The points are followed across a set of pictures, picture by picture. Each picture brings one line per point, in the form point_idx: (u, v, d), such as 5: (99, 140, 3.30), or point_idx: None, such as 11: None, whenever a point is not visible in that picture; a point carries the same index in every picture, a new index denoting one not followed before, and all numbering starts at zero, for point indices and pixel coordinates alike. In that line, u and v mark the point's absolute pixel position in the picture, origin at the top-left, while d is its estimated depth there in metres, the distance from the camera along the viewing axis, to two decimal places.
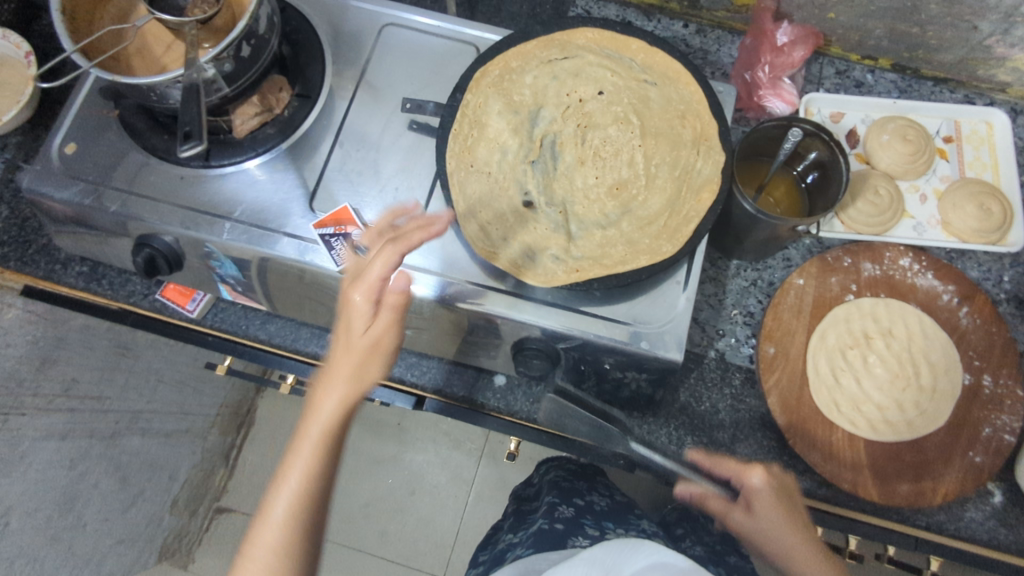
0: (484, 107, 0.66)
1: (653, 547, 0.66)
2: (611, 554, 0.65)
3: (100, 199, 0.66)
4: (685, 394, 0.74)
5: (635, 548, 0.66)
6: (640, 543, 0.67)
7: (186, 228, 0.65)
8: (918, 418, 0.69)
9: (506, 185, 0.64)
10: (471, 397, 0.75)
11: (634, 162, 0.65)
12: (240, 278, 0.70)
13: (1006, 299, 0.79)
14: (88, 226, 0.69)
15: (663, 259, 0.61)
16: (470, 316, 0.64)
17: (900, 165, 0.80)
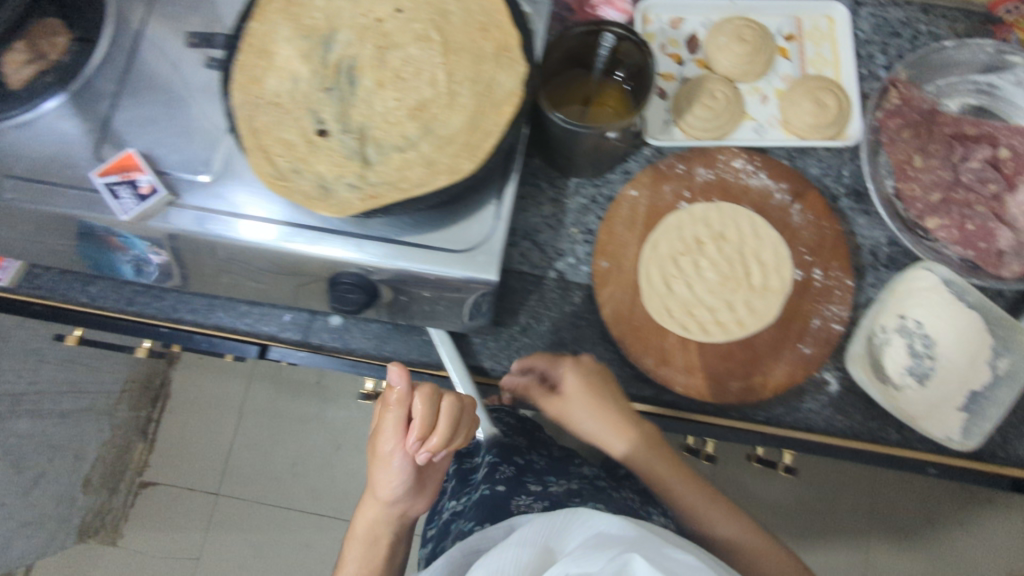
0: (272, 33, 0.62)
1: (590, 515, 0.58)
2: (542, 529, 0.57)
3: None
4: (526, 315, 0.74)
5: (567, 521, 0.58)
6: (574, 510, 0.59)
7: None
8: (748, 319, 0.70)
9: (299, 116, 0.61)
10: (307, 341, 0.75)
11: (436, 81, 0.62)
12: (143, 256, 0.66)
13: (845, 194, 0.78)
14: None
15: (461, 177, 0.59)
16: (279, 257, 0.63)
17: (738, 67, 0.78)
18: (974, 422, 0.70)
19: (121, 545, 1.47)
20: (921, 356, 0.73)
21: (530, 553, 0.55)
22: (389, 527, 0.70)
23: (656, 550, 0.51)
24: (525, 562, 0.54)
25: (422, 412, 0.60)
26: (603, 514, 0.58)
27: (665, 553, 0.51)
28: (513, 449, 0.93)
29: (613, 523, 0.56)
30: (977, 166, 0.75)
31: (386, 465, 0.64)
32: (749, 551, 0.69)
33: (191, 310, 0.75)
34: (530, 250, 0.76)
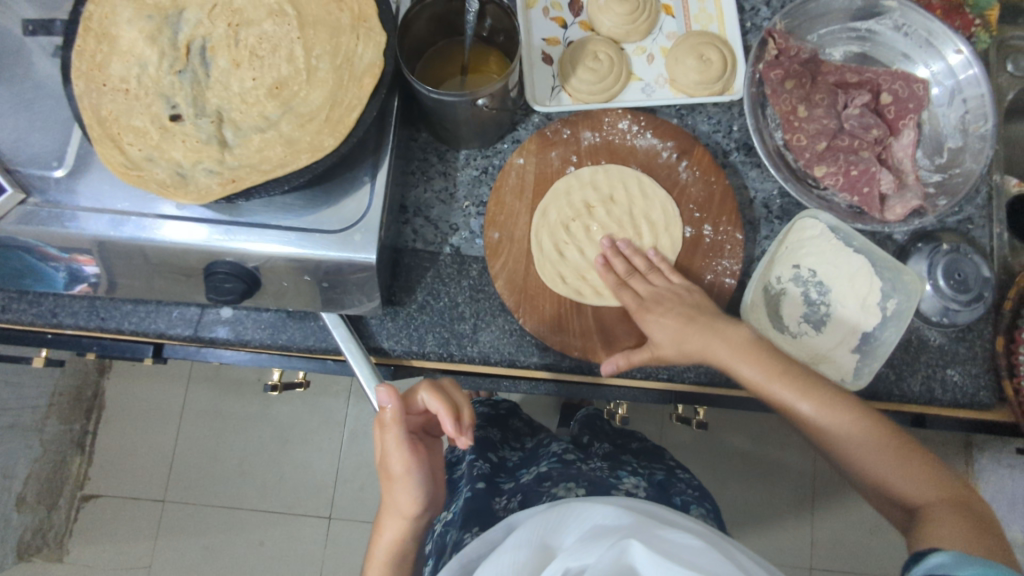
0: (113, 16, 0.59)
1: (587, 509, 0.58)
2: (538, 527, 0.57)
3: None
4: (423, 293, 0.73)
5: (565, 515, 0.58)
6: (567, 506, 0.59)
7: None
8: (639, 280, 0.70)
9: (149, 102, 0.58)
10: (199, 335, 0.72)
11: (294, 57, 0.60)
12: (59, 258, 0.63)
13: (736, 148, 0.78)
14: None
15: (323, 154, 0.57)
16: (145, 250, 0.61)
17: (620, 27, 0.77)
18: (865, 363, 0.72)
19: (67, 561, 1.44)
20: (815, 303, 0.74)
21: (527, 552, 0.54)
22: (413, 540, 0.67)
23: (653, 534, 0.51)
24: (523, 561, 0.53)
25: (453, 427, 0.61)
26: (600, 507, 0.58)
27: (661, 536, 0.51)
28: (480, 449, 0.92)
29: (610, 515, 0.56)
30: (858, 112, 0.76)
31: (400, 484, 0.63)
32: (825, 415, 0.63)
33: (71, 313, 0.72)
34: (423, 225, 0.74)
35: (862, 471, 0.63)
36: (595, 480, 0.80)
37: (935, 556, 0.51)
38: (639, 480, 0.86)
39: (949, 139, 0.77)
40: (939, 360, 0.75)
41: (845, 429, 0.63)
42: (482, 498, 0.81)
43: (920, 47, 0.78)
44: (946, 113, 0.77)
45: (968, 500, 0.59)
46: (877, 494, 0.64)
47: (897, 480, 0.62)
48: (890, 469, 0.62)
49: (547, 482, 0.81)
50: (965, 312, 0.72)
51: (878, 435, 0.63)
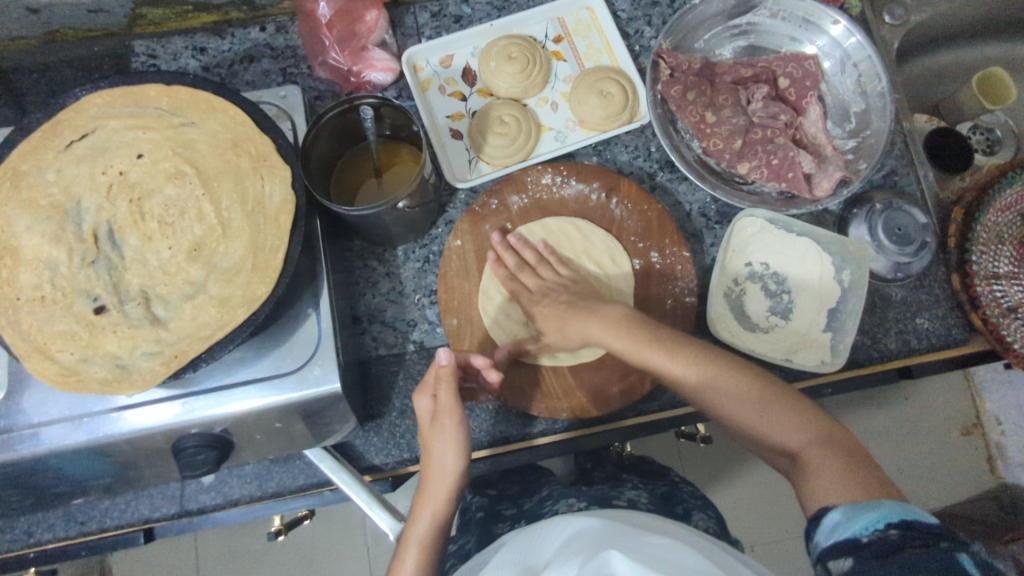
0: (10, 227, 0.57)
1: (570, 523, 0.56)
2: (522, 548, 0.55)
3: None
4: (400, 398, 0.71)
5: (547, 533, 0.56)
6: (549, 523, 0.57)
7: None
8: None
9: (69, 302, 0.57)
10: (186, 509, 0.69)
11: (203, 215, 0.59)
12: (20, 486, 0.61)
13: (660, 168, 0.79)
14: None
15: (259, 303, 0.56)
16: (105, 446, 0.59)
17: (517, 86, 0.78)
18: (839, 339, 0.72)
19: None
20: (777, 293, 0.74)
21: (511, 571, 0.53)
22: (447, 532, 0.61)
23: (635, 540, 0.49)
24: None
25: (495, 374, 0.63)
26: (589, 522, 0.55)
27: (640, 540, 0.49)
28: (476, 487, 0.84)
29: (593, 526, 0.54)
30: (762, 104, 0.78)
31: (448, 441, 0.60)
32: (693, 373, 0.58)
33: (49, 527, 0.69)
34: (381, 330, 0.73)
35: (743, 429, 0.57)
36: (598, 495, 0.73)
37: (829, 515, 0.47)
38: (641, 490, 0.77)
39: (852, 104, 0.79)
40: (907, 313, 0.76)
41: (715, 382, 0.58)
42: (483, 533, 0.73)
43: (799, 27, 0.81)
44: (842, 81, 0.80)
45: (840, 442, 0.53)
46: (759, 445, 0.58)
47: (771, 427, 0.56)
48: (762, 415, 0.56)
49: (548, 501, 0.73)
50: (915, 261, 0.73)
51: (742, 378, 0.58)
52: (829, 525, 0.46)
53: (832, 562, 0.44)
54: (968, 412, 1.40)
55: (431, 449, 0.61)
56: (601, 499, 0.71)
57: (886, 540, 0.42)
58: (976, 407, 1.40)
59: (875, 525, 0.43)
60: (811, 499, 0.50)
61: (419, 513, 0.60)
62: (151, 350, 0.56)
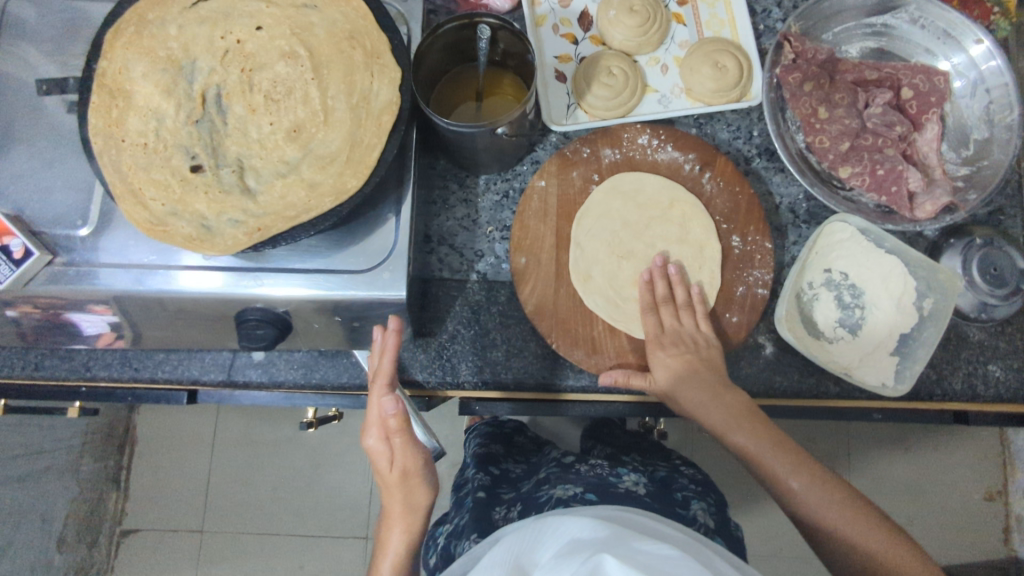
0: (126, 70, 0.59)
1: (562, 521, 0.56)
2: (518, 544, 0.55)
3: None
4: (453, 322, 0.72)
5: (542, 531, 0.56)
6: (544, 521, 0.58)
7: None
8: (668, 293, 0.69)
9: (168, 154, 0.58)
10: (232, 380, 0.72)
11: (308, 99, 0.60)
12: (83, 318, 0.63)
13: (758, 154, 0.77)
14: None
15: (347, 196, 0.57)
16: (172, 300, 0.60)
17: (632, 40, 0.76)
18: (906, 366, 0.70)
19: None
20: (850, 307, 0.72)
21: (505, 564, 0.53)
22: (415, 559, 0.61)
23: (626, 548, 0.49)
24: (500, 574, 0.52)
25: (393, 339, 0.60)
26: (575, 521, 0.56)
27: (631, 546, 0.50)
28: (483, 465, 0.93)
29: (583, 529, 0.54)
30: (880, 111, 0.74)
31: (402, 487, 0.59)
32: (784, 474, 0.60)
33: (104, 366, 0.72)
34: (448, 254, 0.73)
35: (829, 539, 0.58)
36: (593, 481, 0.79)
37: None
38: (639, 477, 0.83)
39: (975, 131, 0.75)
40: (980, 357, 0.73)
41: (784, 476, 0.60)
42: (481, 513, 0.80)
43: (938, 39, 0.77)
44: (969, 104, 0.76)
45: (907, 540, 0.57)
46: (836, 554, 0.58)
47: (841, 530, 0.57)
48: (854, 534, 0.57)
49: (545, 485, 0.80)
50: (1003, 306, 0.70)
51: (833, 490, 0.59)
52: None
53: None
54: (995, 478, 1.36)
55: (392, 492, 0.60)
56: (598, 486, 0.77)
57: None
58: (1004, 475, 1.36)
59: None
60: None
61: (385, 549, 0.60)
62: (237, 219, 0.57)
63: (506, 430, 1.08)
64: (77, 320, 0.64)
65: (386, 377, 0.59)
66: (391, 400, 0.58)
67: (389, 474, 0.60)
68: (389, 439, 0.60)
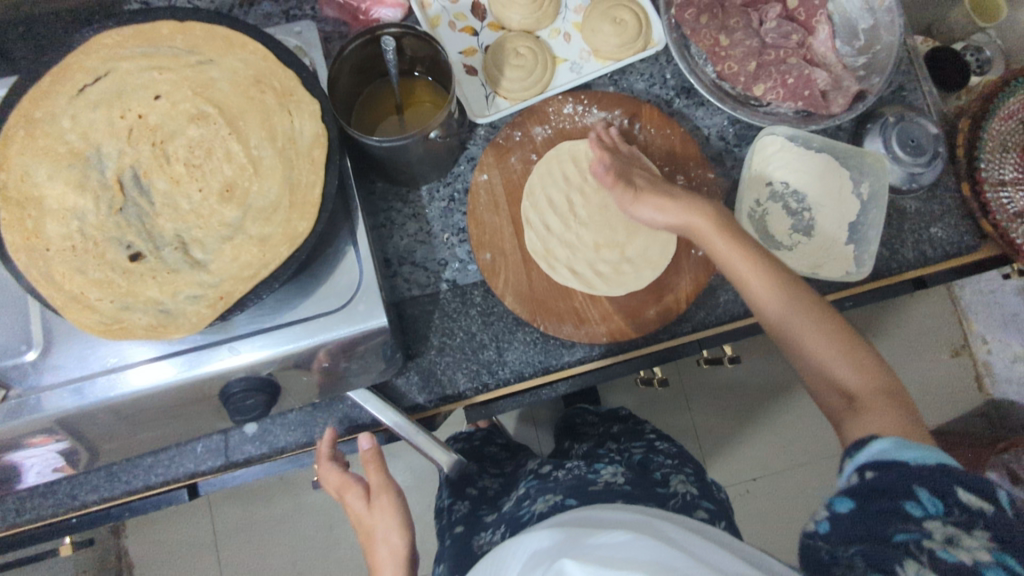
0: (29, 177, 0.55)
1: (526, 540, 0.56)
2: None
3: None
4: (437, 336, 0.71)
5: (509, 556, 0.55)
6: (510, 545, 0.57)
7: None
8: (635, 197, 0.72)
9: (102, 250, 0.55)
10: (232, 460, 0.69)
11: (232, 155, 0.58)
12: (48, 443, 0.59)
13: (676, 95, 0.79)
14: None
15: (302, 239, 0.56)
16: (149, 399, 0.57)
17: (529, 17, 0.77)
18: (863, 250, 0.74)
19: None
20: (798, 212, 0.76)
21: None
22: None
23: (580, 545, 0.48)
24: None
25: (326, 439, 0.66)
26: (536, 534, 0.56)
27: (590, 542, 0.48)
28: (456, 490, 0.89)
29: (544, 539, 0.53)
30: (775, 23, 0.78)
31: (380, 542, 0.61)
32: (755, 285, 0.63)
33: (91, 489, 0.68)
34: (412, 272, 0.72)
35: (805, 359, 0.61)
36: (574, 483, 0.72)
37: (874, 444, 0.51)
38: (614, 465, 0.79)
39: (860, 21, 0.79)
40: (921, 223, 0.78)
41: (761, 292, 0.62)
42: (466, 552, 0.76)
43: None
44: None
45: (867, 349, 0.59)
46: (812, 375, 0.61)
47: (816, 349, 0.60)
48: (824, 353, 0.60)
49: (526, 501, 0.73)
50: (928, 171, 0.74)
51: (812, 311, 0.61)
52: (875, 451, 0.51)
53: (866, 474, 0.50)
54: (956, 334, 1.45)
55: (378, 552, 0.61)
56: (576, 488, 0.70)
57: (932, 467, 0.47)
58: (963, 329, 1.44)
59: (927, 459, 0.48)
60: (854, 433, 0.54)
61: None
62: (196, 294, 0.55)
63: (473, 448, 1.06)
64: (19, 460, 0.60)
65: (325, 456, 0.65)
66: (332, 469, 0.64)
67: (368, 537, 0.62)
68: (371, 505, 0.63)
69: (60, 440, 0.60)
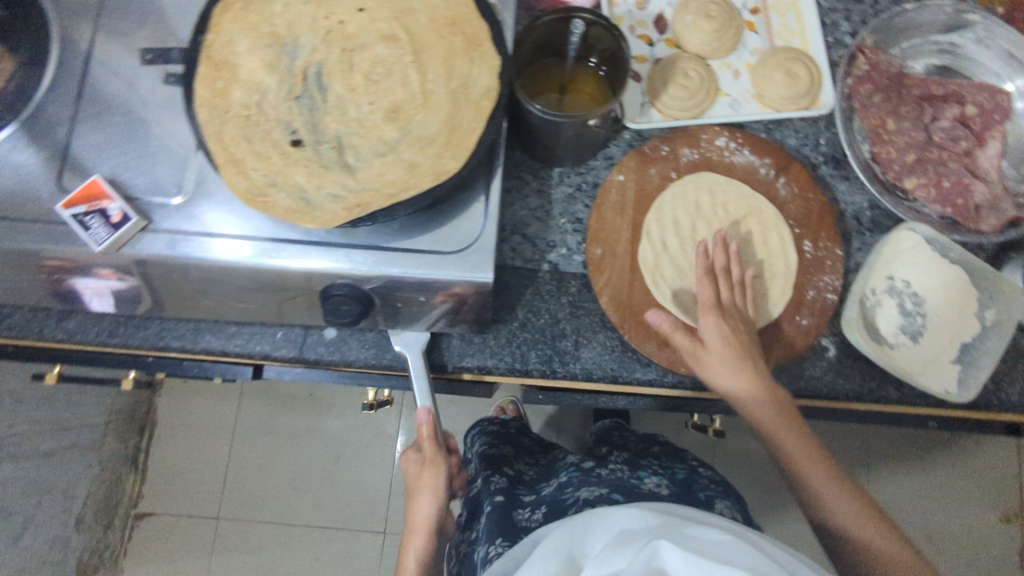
0: (232, 45, 0.60)
1: (610, 513, 0.58)
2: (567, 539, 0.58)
3: None
4: (524, 310, 0.73)
5: (592, 522, 0.59)
6: (592, 514, 0.60)
7: None
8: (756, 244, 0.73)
9: (269, 128, 0.59)
10: (303, 356, 0.72)
11: (408, 81, 0.61)
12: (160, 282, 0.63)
13: (825, 162, 0.78)
14: None
15: (446, 177, 0.58)
16: (259, 272, 0.61)
17: (708, 44, 0.78)
18: (970, 373, 0.71)
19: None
20: (912, 314, 0.74)
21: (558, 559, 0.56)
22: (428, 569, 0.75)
23: (677, 533, 0.50)
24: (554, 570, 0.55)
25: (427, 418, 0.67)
26: (622, 510, 0.58)
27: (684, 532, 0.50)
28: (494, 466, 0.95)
29: (633, 519, 0.55)
30: (948, 125, 0.77)
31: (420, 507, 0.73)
32: (769, 426, 0.66)
33: (176, 337, 0.72)
34: (520, 243, 0.74)
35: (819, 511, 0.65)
36: (617, 484, 0.76)
37: None
38: (660, 475, 0.81)
39: None
40: None
41: (794, 446, 0.65)
42: (502, 517, 0.80)
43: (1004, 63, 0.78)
44: None
45: (877, 511, 0.65)
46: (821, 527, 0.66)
47: (833, 507, 0.65)
48: (839, 509, 0.64)
49: (570, 488, 0.78)
50: None
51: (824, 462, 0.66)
52: None
53: None
54: (1010, 498, 1.38)
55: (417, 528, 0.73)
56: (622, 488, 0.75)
57: None
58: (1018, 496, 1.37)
59: None
60: None
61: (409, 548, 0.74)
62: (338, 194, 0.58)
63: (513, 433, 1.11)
64: (84, 286, 0.64)
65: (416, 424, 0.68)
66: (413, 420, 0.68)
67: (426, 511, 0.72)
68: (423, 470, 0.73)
69: (124, 279, 0.62)
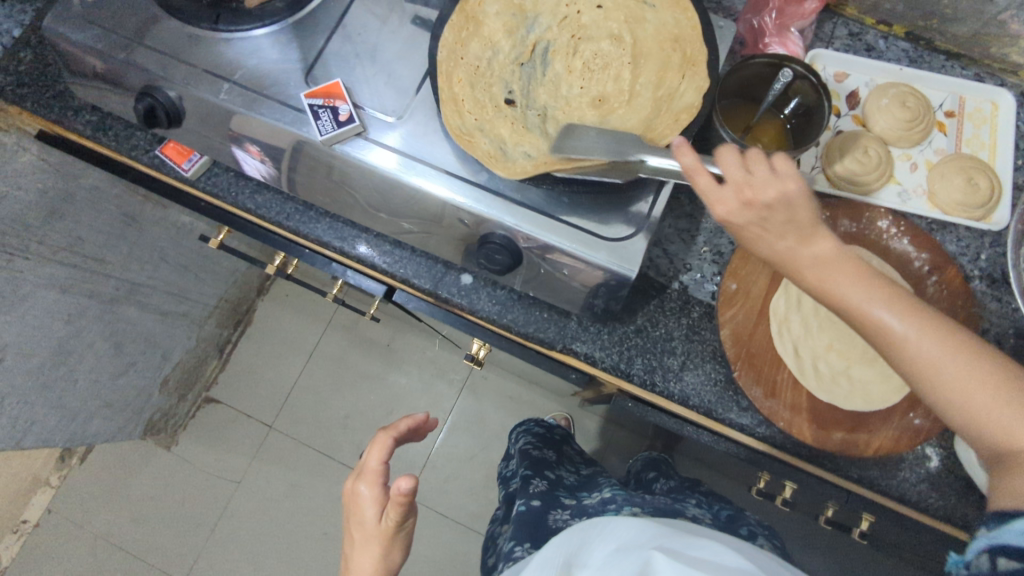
0: (484, 5, 0.67)
1: (611, 521, 0.63)
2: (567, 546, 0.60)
3: (126, 52, 0.68)
4: (642, 318, 0.77)
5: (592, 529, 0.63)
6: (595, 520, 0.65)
7: (198, 89, 0.68)
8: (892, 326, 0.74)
9: (491, 83, 0.67)
10: (436, 292, 0.78)
11: (620, 79, 0.66)
12: (349, 183, 0.72)
13: (979, 277, 0.79)
14: (109, 82, 0.73)
15: (628, 171, 0.63)
16: (439, 204, 0.67)
17: (895, 130, 0.80)
18: None
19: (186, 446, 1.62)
20: None
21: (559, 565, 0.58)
22: None
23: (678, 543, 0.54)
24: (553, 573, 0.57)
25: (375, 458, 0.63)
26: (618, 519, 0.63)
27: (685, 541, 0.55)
28: (536, 468, 1.06)
29: (632, 526, 0.60)
30: None
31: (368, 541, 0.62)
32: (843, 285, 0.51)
33: (337, 237, 0.80)
34: (659, 257, 0.79)
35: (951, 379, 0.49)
36: (661, 507, 0.78)
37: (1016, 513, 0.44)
38: (702, 509, 0.83)
39: None
40: None
41: (842, 286, 0.51)
42: (538, 514, 0.88)
43: None
44: None
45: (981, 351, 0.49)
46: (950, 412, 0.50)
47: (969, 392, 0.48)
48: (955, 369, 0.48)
49: (611, 502, 0.81)
50: None
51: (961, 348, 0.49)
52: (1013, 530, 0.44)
53: (999, 560, 0.45)
54: None
55: (355, 542, 0.63)
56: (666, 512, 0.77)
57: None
58: None
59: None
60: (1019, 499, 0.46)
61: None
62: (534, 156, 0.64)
63: (557, 440, 1.25)
64: (239, 158, 0.77)
65: (393, 426, 0.66)
66: (383, 448, 0.63)
67: (371, 521, 0.62)
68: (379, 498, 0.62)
69: (265, 162, 0.76)
